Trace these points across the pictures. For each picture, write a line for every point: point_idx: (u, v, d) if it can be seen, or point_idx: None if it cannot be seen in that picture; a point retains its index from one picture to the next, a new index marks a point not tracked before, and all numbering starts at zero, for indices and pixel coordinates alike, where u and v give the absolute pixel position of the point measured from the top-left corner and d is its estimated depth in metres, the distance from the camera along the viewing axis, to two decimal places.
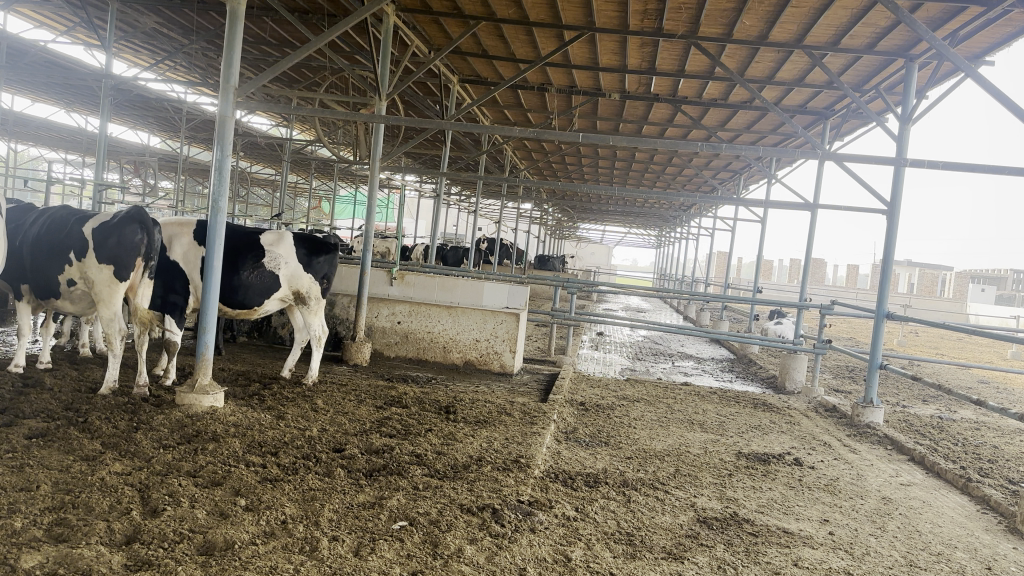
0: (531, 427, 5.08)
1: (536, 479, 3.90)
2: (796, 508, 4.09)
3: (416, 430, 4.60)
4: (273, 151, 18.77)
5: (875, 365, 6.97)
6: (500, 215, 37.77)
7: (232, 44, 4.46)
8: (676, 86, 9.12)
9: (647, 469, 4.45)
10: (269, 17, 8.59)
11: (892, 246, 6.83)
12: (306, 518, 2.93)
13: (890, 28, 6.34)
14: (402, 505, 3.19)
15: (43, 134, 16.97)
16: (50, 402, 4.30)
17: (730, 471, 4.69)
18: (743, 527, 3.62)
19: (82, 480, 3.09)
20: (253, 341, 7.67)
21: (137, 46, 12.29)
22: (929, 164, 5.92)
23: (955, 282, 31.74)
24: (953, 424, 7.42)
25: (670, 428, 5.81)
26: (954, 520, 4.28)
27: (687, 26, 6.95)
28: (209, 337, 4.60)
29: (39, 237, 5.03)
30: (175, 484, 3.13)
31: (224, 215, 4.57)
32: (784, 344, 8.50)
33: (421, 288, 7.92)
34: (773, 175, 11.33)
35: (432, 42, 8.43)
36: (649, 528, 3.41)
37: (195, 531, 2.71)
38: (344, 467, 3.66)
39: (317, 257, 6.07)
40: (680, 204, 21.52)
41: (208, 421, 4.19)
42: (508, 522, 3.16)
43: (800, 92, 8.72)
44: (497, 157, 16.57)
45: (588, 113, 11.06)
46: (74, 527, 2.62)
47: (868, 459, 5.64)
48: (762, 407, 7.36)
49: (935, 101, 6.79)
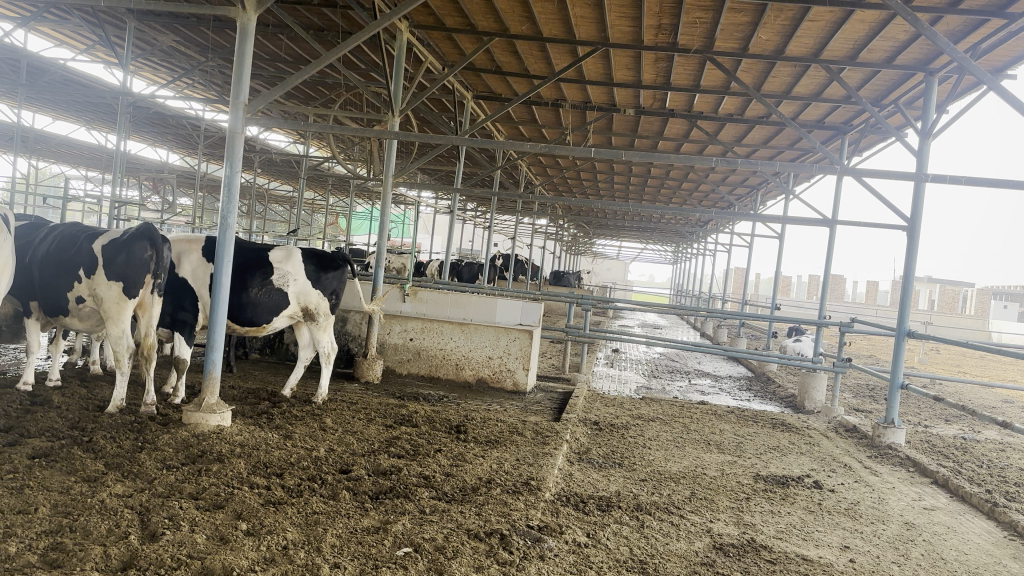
0: (543, 448, 4.99)
1: (546, 502, 3.80)
2: (816, 533, 3.96)
3: (425, 450, 4.52)
4: (289, 168, 18.88)
5: (896, 384, 6.79)
6: (516, 231, 37.80)
7: (242, 60, 4.43)
8: (691, 101, 9.04)
9: (661, 492, 4.34)
10: (284, 35, 8.61)
11: (912, 263, 6.69)
12: (308, 544, 2.86)
13: (909, 40, 6.22)
14: (407, 530, 3.10)
15: (64, 151, 17.15)
16: (56, 420, 4.24)
17: (749, 494, 4.56)
18: (761, 555, 3.50)
19: (82, 503, 3.03)
20: (265, 358, 7.63)
21: (155, 65, 12.40)
22: (951, 178, 5.78)
23: (977, 298, 31.30)
24: (977, 445, 7.25)
25: (687, 449, 5.68)
26: (980, 547, 4.13)
27: (702, 40, 6.86)
28: (216, 354, 4.55)
29: (48, 253, 5.00)
30: (177, 507, 3.06)
31: (232, 231, 4.52)
32: (803, 362, 8.34)
33: (432, 304, 7.92)
34: (792, 192, 11.19)
35: (446, 57, 8.41)
36: (663, 555, 3.30)
37: (193, 556, 2.63)
38: (351, 489, 3.59)
39: (325, 274, 6.03)
40: (697, 220, 21.44)
41: (214, 440, 4.13)
42: (517, 549, 3.06)
43: (818, 106, 8.61)
44: (512, 172, 16.55)
45: (603, 128, 11.02)
46: (70, 552, 2.55)
47: (889, 482, 5.48)
48: (780, 428, 7.21)
49: (956, 116, 6.65)
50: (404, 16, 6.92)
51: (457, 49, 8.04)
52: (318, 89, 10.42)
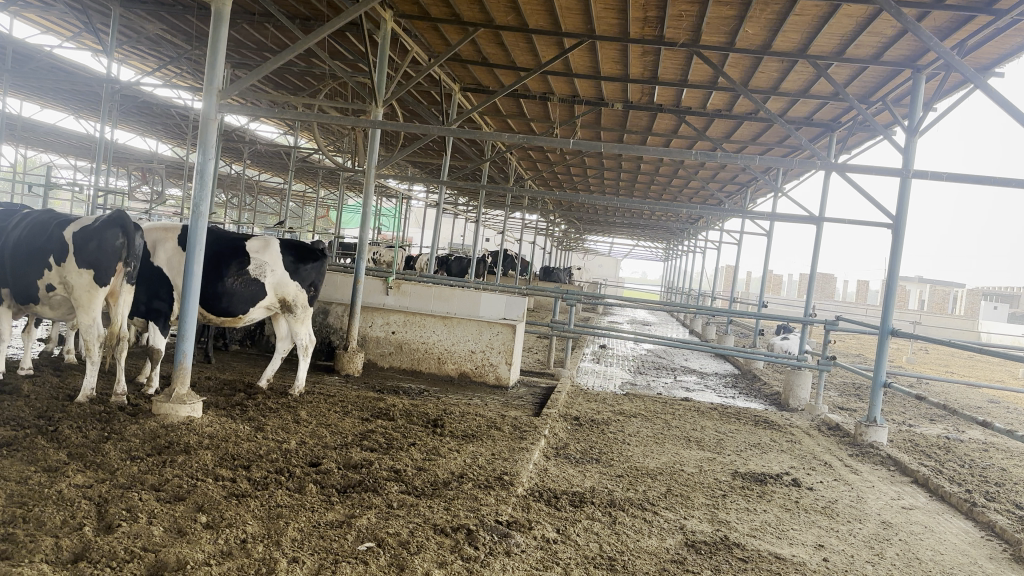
0: (520, 443, 4.94)
1: (518, 498, 3.75)
2: (791, 532, 3.92)
3: (398, 444, 4.46)
4: (279, 159, 18.76)
5: (879, 383, 6.75)
6: (507, 225, 37.71)
7: (216, 46, 4.35)
8: (679, 96, 8.99)
9: (636, 489, 4.29)
10: (270, 23, 8.54)
11: (897, 260, 6.65)
12: (268, 538, 2.80)
13: (897, 37, 6.18)
14: (372, 525, 3.05)
15: (51, 139, 16.99)
16: (23, 410, 4.17)
17: (725, 492, 4.52)
18: (733, 552, 3.45)
19: (39, 493, 2.96)
20: (246, 349, 7.56)
21: (142, 53, 12.28)
22: (935, 175, 5.75)
23: (966, 299, 31.34)
24: (960, 445, 7.23)
25: (666, 445, 5.62)
26: (956, 547, 4.10)
27: (689, 33, 6.80)
28: (187, 344, 4.47)
29: (19, 240, 4.90)
30: (136, 498, 3.00)
31: (204, 220, 4.46)
32: (788, 359, 8.29)
33: (416, 297, 7.88)
34: (780, 189, 11.16)
35: (432, 48, 8.33)
36: (633, 552, 3.25)
37: (148, 549, 2.57)
38: (318, 483, 3.53)
39: (304, 265, 5.98)
40: (687, 218, 21.42)
41: (182, 432, 4.05)
42: (482, 545, 3.01)
43: (806, 103, 8.58)
44: (503, 167, 16.49)
45: (592, 122, 10.96)
46: (19, 544, 2.48)
47: (869, 480, 5.46)
48: (763, 425, 7.17)
49: (942, 114, 6.62)
50: (388, 5, 6.87)
51: (443, 40, 7.97)
52: (305, 79, 10.34)
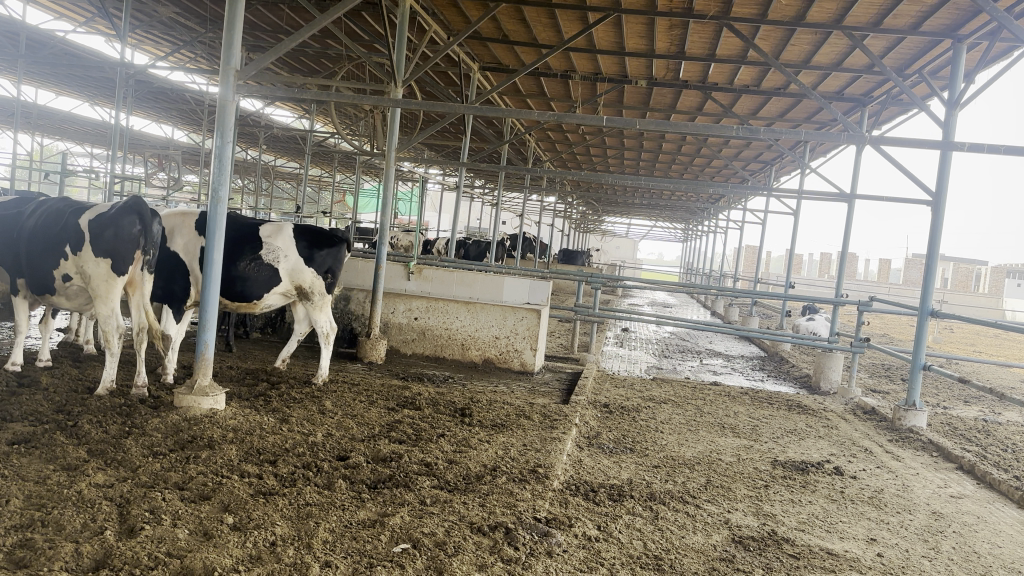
0: (551, 432, 4.77)
1: (555, 492, 3.59)
2: (840, 525, 3.74)
3: (427, 435, 4.31)
4: (295, 143, 18.64)
5: (918, 365, 6.48)
6: (522, 209, 37.50)
7: (233, 26, 4.17)
8: (706, 71, 8.72)
9: (675, 480, 4.12)
10: (285, 4, 8.36)
11: (936, 239, 6.41)
12: (298, 540, 2.65)
13: (939, 5, 5.90)
14: (406, 524, 2.90)
15: (67, 126, 16.93)
16: (41, 404, 4.05)
17: (767, 482, 4.35)
18: (783, 548, 3.28)
19: (58, 494, 2.82)
20: (267, 337, 7.45)
21: (156, 36, 12.09)
22: (981, 147, 5.49)
23: (992, 276, 30.81)
24: (1000, 427, 7.01)
25: (700, 433, 5.45)
26: (1013, 539, 3.91)
27: (719, 4, 6.54)
28: (208, 334, 4.34)
29: (35, 229, 4.78)
30: (159, 498, 2.86)
31: (224, 205, 4.30)
32: (819, 342, 8.05)
33: (438, 283, 7.59)
34: (808, 165, 10.88)
35: (451, 26, 8.13)
36: (680, 550, 3.08)
37: (173, 554, 2.42)
38: (347, 478, 3.39)
39: (319, 250, 5.80)
40: (709, 196, 21.13)
41: (205, 425, 3.92)
42: (523, 545, 2.85)
43: (839, 76, 8.33)
44: (520, 148, 16.30)
45: (614, 101, 10.72)
46: (39, 550, 2.34)
47: (913, 467, 5.26)
48: (798, 410, 6.96)
49: (984, 85, 6.36)
50: None
51: (463, 17, 7.76)
52: (322, 61, 10.17)
